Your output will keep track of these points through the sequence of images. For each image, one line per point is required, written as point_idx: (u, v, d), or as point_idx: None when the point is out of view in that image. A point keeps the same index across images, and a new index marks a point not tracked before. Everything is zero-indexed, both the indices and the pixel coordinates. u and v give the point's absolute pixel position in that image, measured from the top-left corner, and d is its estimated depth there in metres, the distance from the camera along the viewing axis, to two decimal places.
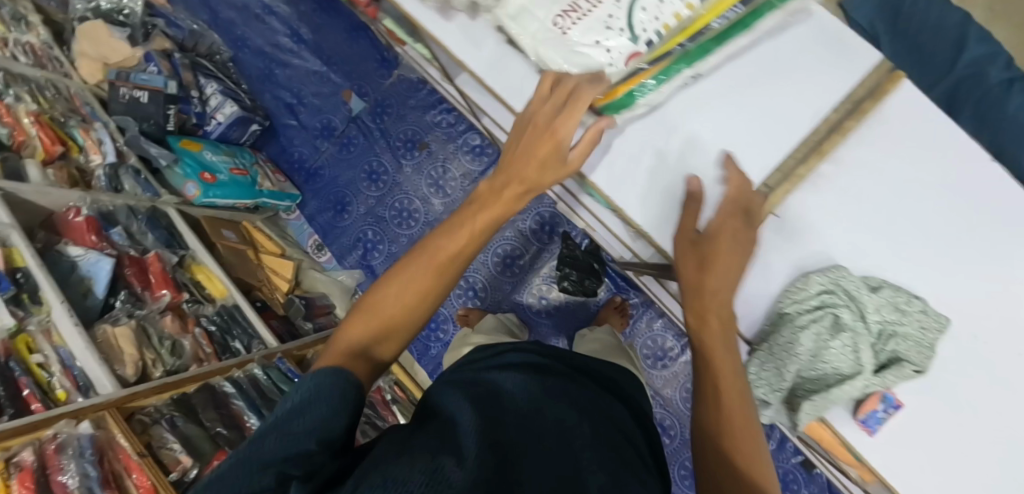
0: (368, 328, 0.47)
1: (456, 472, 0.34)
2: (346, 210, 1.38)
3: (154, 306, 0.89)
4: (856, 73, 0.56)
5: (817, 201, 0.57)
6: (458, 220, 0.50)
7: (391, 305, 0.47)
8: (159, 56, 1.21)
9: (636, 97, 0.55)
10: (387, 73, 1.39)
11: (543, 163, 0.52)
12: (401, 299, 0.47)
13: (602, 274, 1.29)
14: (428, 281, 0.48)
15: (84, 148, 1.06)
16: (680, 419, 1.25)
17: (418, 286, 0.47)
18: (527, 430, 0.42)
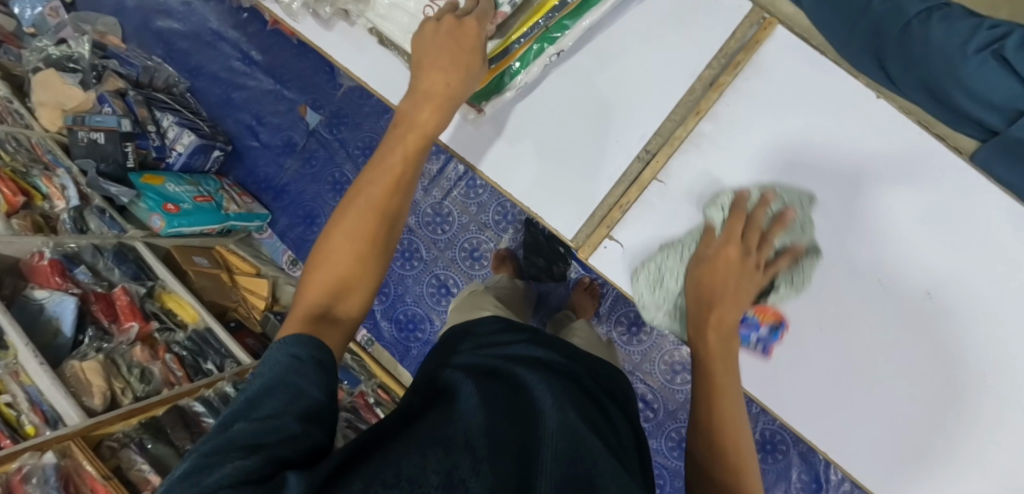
0: (324, 288, 0.48)
1: (468, 475, 0.37)
2: (315, 222, 1.41)
3: (121, 339, 0.93)
4: (728, 26, 0.62)
5: (700, 158, 0.65)
6: (380, 166, 0.53)
7: (342, 260, 0.49)
8: (113, 96, 1.26)
9: (507, 81, 0.65)
10: (338, 84, 1.39)
11: (443, 108, 0.56)
12: (346, 251, 0.49)
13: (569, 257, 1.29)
14: (368, 226, 0.50)
15: (47, 195, 1.11)
16: (661, 392, 1.28)
17: (364, 237, 0.50)
18: (545, 435, 0.46)
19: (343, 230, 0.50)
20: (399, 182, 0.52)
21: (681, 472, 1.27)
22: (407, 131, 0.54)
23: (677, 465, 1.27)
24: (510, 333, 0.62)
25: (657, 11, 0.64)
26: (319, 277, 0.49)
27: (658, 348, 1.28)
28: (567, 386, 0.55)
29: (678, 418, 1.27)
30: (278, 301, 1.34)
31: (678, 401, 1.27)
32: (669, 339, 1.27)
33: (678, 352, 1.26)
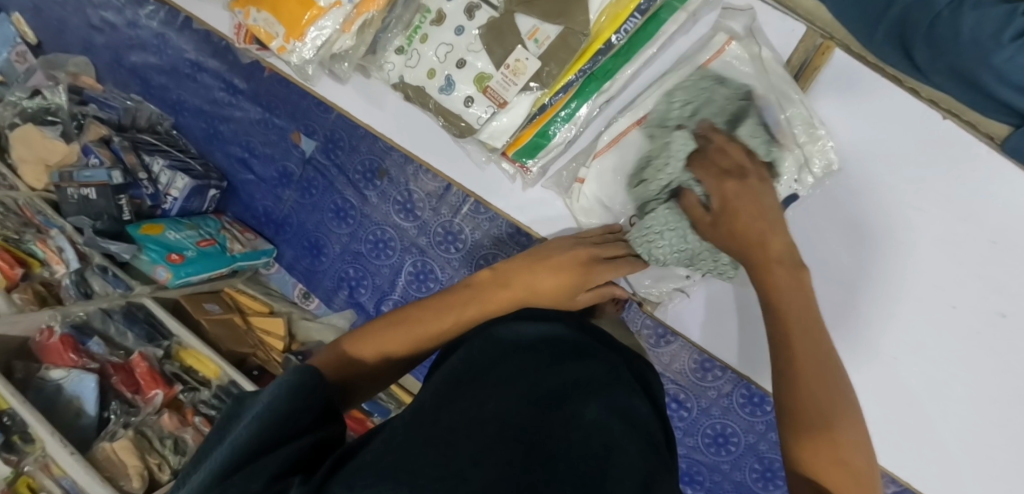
0: (352, 355, 0.62)
1: (475, 473, 0.41)
2: (322, 252, 1.37)
3: (148, 409, 0.90)
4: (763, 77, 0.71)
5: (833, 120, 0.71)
6: (455, 302, 0.68)
7: (377, 352, 0.63)
8: (98, 145, 1.19)
9: (546, 138, 0.80)
10: (329, 107, 1.30)
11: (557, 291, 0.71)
12: (379, 348, 0.63)
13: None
14: (406, 342, 0.64)
15: (45, 261, 1.06)
16: (692, 390, 1.27)
17: (408, 342, 0.64)
18: (552, 431, 0.49)
19: (394, 335, 0.63)
20: (457, 324, 0.66)
21: (719, 466, 1.28)
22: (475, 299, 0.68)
23: (715, 460, 1.28)
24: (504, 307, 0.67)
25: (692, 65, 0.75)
26: (366, 346, 0.62)
27: (687, 348, 1.24)
28: (571, 359, 0.58)
29: (712, 415, 1.26)
30: (297, 337, 1.33)
31: (710, 397, 1.25)
32: None
33: None
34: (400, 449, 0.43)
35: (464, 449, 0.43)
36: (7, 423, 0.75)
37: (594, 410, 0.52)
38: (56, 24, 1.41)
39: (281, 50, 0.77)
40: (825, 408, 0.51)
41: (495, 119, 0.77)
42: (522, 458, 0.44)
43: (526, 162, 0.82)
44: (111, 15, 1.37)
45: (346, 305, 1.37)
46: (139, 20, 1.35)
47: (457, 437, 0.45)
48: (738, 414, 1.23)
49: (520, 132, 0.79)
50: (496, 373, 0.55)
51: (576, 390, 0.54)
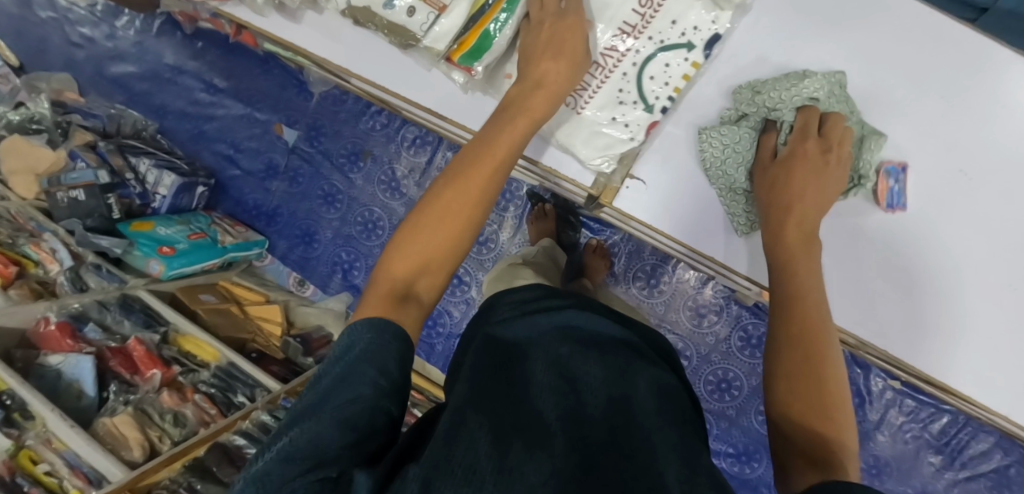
0: (404, 272, 0.50)
1: (531, 472, 0.39)
2: (314, 239, 1.38)
3: (147, 387, 0.91)
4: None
5: None
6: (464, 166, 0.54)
7: (424, 254, 0.51)
8: (84, 150, 1.21)
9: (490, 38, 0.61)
10: (308, 95, 1.35)
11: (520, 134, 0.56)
12: (429, 244, 0.51)
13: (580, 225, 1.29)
14: (453, 229, 0.52)
15: (39, 261, 1.08)
16: (691, 338, 1.27)
17: (450, 224, 0.52)
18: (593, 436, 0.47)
19: (427, 220, 0.51)
20: (492, 178, 0.53)
21: (725, 412, 1.27)
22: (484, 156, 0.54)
23: (720, 407, 1.27)
24: (533, 308, 0.67)
25: None
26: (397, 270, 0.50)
27: (681, 295, 1.26)
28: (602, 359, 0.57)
29: (713, 361, 1.26)
30: (295, 324, 1.33)
31: (709, 344, 1.26)
32: (688, 283, 1.26)
33: (701, 295, 1.25)
34: (470, 449, 0.39)
35: (519, 444, 0.42)
36: (7, 401, 0.77)
37: (631, 405, 0.51)
38: (37, 44, 1.45)
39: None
40: (818, 348, 0.51)
41: (438, 22, 0.62)
42: (575, 469, 0.41)
43: (474, 66, 0.62)
44: (89, 30, 1.43)
45: (342, 288, 1.37)
46: (117, 32, 1.42)
47: (522, 435, 0.44)
48: (737, 358, 1.25)
49: (467, 29, 0.61)
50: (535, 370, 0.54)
51: (613, 389, 0.53)
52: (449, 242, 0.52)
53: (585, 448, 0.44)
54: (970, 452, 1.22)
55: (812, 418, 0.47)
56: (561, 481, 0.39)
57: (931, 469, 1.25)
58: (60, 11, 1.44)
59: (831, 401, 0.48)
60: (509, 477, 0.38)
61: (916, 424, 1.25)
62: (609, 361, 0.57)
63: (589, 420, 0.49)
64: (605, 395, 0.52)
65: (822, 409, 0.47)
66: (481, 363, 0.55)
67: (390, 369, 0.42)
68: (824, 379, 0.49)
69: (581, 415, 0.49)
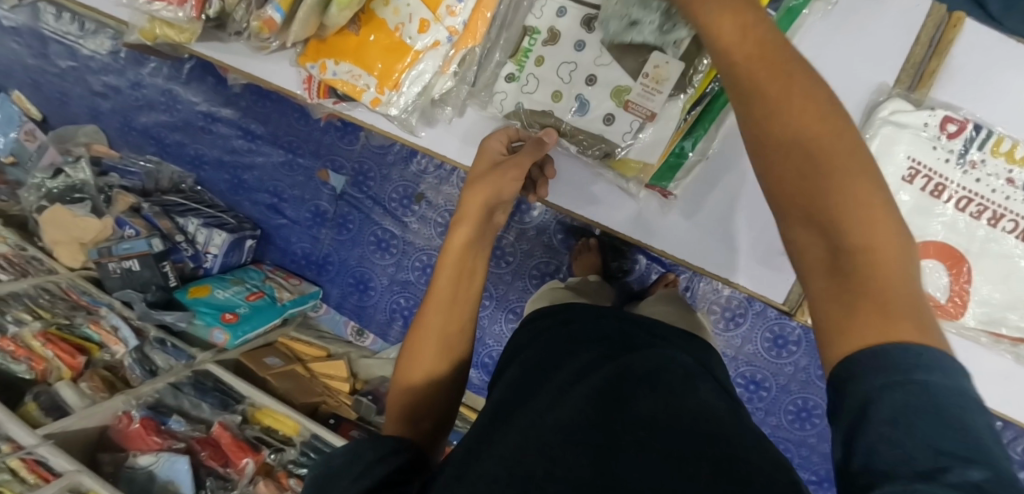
0: (403, 393, 0.56)
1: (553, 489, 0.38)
2: (369, 287, 1.33)
3: (242, 479, 0.88)
4: (975, 107, 0.64)
5: (968, 93, 0.63)
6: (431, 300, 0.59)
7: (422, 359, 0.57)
8: (130, 215, 1.15)
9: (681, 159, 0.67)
10: (353, 139, 1.28)
11: (465, 249, 0.59)
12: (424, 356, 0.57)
13: (630, 250, 1.24)
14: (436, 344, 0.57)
15: (102, 343, 1.03)
16: (769, 369, 1.25)
17: (456, 321, 0.57)
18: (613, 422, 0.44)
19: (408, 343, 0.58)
20: (467, 290, 0.59)
21: (807, 440, 1.27)
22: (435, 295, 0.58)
23: (801, 435, 1.27)
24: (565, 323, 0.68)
25: (839, 36, 0.63)
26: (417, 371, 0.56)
27: (759, 326, 1.23)
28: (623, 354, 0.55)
29: (792, 391, 1.25)
30: (359, 376, 1.27)
31: (788, 374, 1.24)
32: (769, 315, 1.22)
33: (779, 325, 1.23)
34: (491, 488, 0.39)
35: (539, 447, 0.42)
36: None
37: (667, 396, 0.46)
38: (58, 97, 1.38)
39: (375, 104, 0.65)
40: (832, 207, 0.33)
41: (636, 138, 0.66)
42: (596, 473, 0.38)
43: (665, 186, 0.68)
44: (112, 78, 1.34)
45: (403, 336, 1.32)
46: (144, 80, 1.33)
47: (543, 441, 0.42)
48: (818, 386, 1.23)
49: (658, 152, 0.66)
50: (555, 375, 0.54)
51: (630, 371, 0.51)
52: (450, 346, 0.57)
53: (610, 430, 0.43)
54: None
55: (861, 255, 0.32)
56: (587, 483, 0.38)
57: None
58: (81, 60, 1.34)
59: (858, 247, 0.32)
60: (523, 478, 0.40)
61: None
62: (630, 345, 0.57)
63: (619, 393, 0.47)
64: (626, 371, 0.49)
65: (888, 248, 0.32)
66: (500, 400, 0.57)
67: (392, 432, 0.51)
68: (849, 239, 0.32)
69: (606, 388, 0.47)
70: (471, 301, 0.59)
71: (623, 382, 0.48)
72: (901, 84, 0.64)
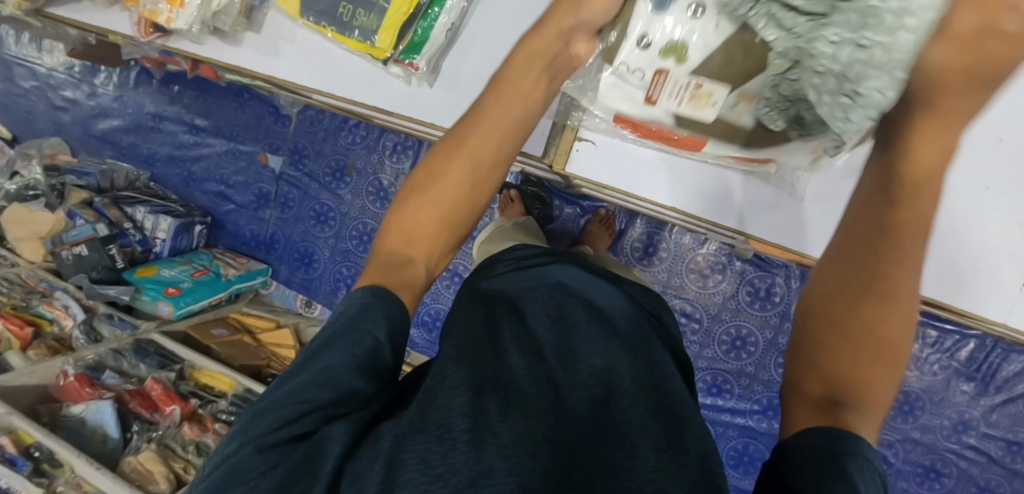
0: (422, 216, 0.50)
1: (503, 428, 0.40)
2: (313, 260, 1.40)
3: (168, 422, 0.95)
4: None
5: None
6: (455, 144, 0.51)
7: (445, 188, 0.50)
8: (81, 207, 1.25)
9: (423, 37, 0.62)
10: (286, 121, 1.36)
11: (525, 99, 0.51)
12: (446, 185, 0.50)
13: (550, 197, 1.30)
14: (471, 173, 0.51)
15: (53, 319, 1.13)
16: (699, 300, 1.27)
17: (469, 180, 0.51)
18: (587, 398, 0.45)
19: (441, 169, 0.51)
20: (498, 143, 0.51)
21: (745, 370, 1.27)
22: (485, 122, 0.51)
23: (738, 365, 1.27)
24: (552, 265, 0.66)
25: None
26: (411, 208, 0.50)
27: (682, 259, 1.26)
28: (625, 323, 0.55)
29: (724, 320, 1.26)
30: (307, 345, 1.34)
31: (718, 303, 1.26)
32: (687, 246, 1.25)
33: (704, 256, 1.25)
34: (450, 408, 0.40)
35: (496, 404, 0.42)
36: (36, 453, 0.82)
37: (641, 375, 0.48)
38: (24, 115, 1.51)
39: (166, 22, 0.68)
40: (904, 271, 0.38)
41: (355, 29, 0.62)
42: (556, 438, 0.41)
43: (416, 59, 0.62)
44: (71, 92, 1.47)
45: None
46: (97, 90, 1.45)
47: (510, 388, 0.44)
48: (748, 313, 1.24)
49: (403, 33, 0.61)
50: (544, 321, 0.53)
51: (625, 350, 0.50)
52: (467, 191, 0.51)
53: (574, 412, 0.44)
54: (1003, 375, 1.13)
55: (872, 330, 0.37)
56: (531, 442, 0.39)
57: (965, 397, 1.17)
58: (41, 78, 1.47)
59: (873, 337, 0.37)
60: (490, 415, 0.41)
61: (943, 354, 1.17)
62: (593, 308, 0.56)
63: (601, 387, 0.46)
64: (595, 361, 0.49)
65: (889, 356, 0.37)
66: (482, 298, 0.56)
67: (385, 293, 0.44)
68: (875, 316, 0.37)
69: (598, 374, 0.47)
70: (493, 174, 0.52)
71: (599, 367, 0.48)
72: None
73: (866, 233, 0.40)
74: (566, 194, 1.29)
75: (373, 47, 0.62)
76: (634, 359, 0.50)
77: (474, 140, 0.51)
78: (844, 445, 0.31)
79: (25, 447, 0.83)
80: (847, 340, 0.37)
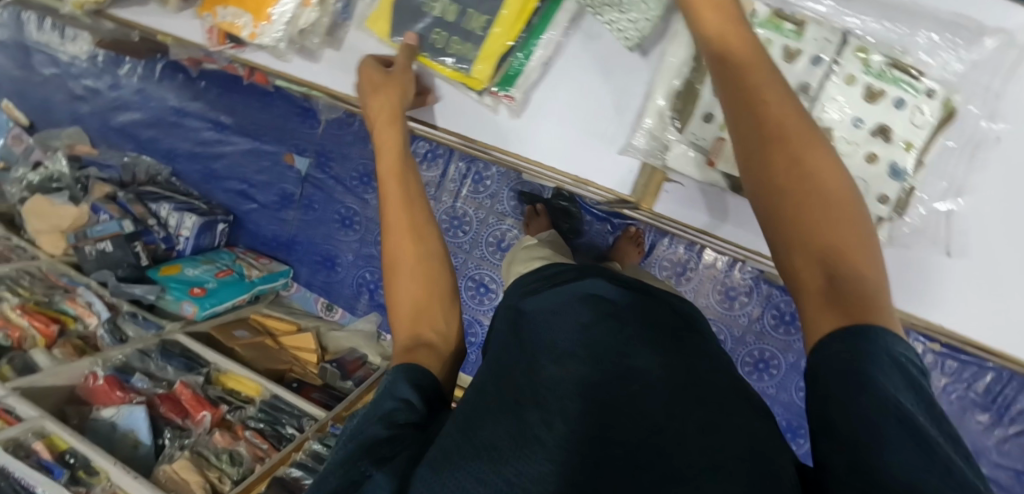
0: (408, 324, 0.54)
1: (544, 433, 0.39)
2: (336, 264, 1.39)
3: (199, 429, 0.94)
4: None
5: None
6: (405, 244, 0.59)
7: (412, 283, 0.56)
8: (105, 202, 1.22)
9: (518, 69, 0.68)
10: (314, 122, 1.35)
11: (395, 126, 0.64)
12: (414, 279, 0.56)
13: (579, 212, 1.28)
14: (419, 250, 0.58)
15: (78, 316, 1.10)
16: (723, 321, 1.28)
17: (420, 262, 0.57)
18: (607, 377, 0.44)
19: (406, 272, 0.57)
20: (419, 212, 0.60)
21: (766, 392, 1.28)
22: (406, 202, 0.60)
23: (760, 387, 1.28)
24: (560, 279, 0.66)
25: None
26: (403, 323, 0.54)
27: (708, 279, 1.27)
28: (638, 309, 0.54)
29: (747, 342, 1.27)
30: (328, 349, 1.33)
31: (742, 325, 1.27)
32: (714, 268, 1.26)
33: (730, 278, 1.26)
34: (483, 428, 0.40)
35: (533, 414, 0.41)
36: (71, 460, 0.80)
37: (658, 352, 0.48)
38: (41, 103, 1.48)
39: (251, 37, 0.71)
40: (803, 152, 0.42)
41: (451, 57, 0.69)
42: (589, 428, 0.40)
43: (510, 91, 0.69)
44: (92, 82, 1.44)
45: (370, 309, 1.38)
46: (120, 81, 1.42)
47: (528, 391, 0.43)
48: (772, 336, 1.26)
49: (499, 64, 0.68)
50: (550, 316, 0.52)
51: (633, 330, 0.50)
52: (428, 274, 0.57)
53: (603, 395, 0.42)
54: (1018, 408, 1.16)
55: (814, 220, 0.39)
56: (572, 446, 0.38)
57: (980, 427, 1.19)
58: (62, 66, 1.44)
59: (827, 223, 0.39)
60: (523, 424, 0.40)
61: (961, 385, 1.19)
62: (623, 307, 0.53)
63: (624, 367, 0.45)
64: (622, 352, 0.46)
65: (843, 233, 0.39)
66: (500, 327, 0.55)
67: (415, 371, 0.47)
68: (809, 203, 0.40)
69: (612, 353, 0.46)
70: (435, 235, 0.60)
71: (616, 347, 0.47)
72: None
73: (751, 145, 0.43)
74: (597, 210, 1.28)
75: (469, 75, 0.68)
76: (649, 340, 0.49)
77: (411, 208, 0.60)
78: (867, 350, 0.33)
79: (59, 453, 0.81)
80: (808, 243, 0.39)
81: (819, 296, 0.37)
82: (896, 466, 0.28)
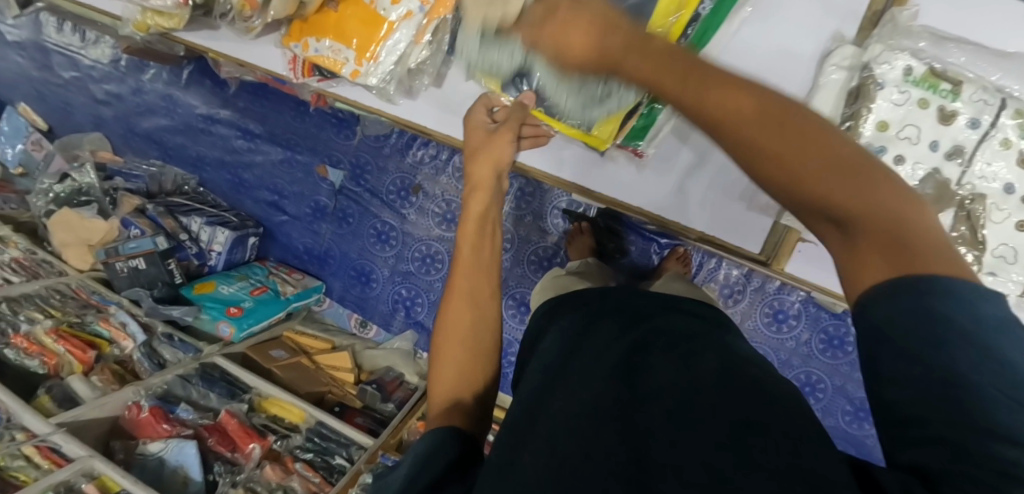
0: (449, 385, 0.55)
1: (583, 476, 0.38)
2: (371, 279, 1.35)
3: (250, 464, 0.91)
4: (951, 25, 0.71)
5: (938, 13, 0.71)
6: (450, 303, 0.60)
7: (456, 345, 0.57)
8: (135, 216, 1.17)
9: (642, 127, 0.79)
10: (349, 132, 1.28)
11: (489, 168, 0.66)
12: (457, 344, 0.57)
13: (625, 231, 1.25)
14: (468, 314, 0.58)
15: (112, 339, 1.06)
16: (769, 343, 1.25)
17: (467, 328, 0.58)
18: (618, 400, 0.42)
19: (444, 336, 0.58)
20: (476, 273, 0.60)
21: None
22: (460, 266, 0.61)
23: None
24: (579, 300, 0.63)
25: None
26: (441, 381, 0.56)
27: (756, 301, 1.24)
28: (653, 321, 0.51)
29: (794, 365, 1.25)
30: (364, 367, 1.30)
31: (789, 348, 1.25)
32: (765, 290, 1.23)
33: (782, 300, 1.22)
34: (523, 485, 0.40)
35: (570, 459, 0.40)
36: None
37: (670, 360, 0.44)
38: (63, 107, 1.42)
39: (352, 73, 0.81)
40: (763, 96, 0.35)
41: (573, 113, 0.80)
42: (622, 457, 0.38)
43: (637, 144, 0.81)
44: (114, 86, 1.38)
45: (406, 326, 1.34)
46: (144, 86, 1.36)
47: (555, 433, 0.43)
48: (819, 360, 1.23)
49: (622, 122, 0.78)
50: (571, 355, 0.51)
51: (646, 346, 0.47)
52: (472, 347, 0.57)
53: (624, 420, 0.41)
54: None
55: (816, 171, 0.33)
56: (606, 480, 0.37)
57: None
58: (83, 69, 1.38)
59: (838, 167, 0.33)
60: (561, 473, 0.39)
61: None
62: (645, 327, 0.49)
63: (636, 387, 0.43)
64: (631, 372, 0.45)
65: (847, 166, 0.32)
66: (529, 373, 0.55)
67: (440, 435, 0.48)
68: (810, 148, 0.34)
69: (626, 375, 0.45)
70: (492, 302, 0.60)
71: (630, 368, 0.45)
72: (863, 30, 0.74)
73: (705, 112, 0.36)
74: (643, 229, 1.24)
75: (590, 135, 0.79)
76: (663, 351, 0.46)
77: (466, 267, 0.61)
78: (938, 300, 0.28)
79: None
80: (814, 199, 0.33)
81: (838, 237, 0.33)
82: (943, 428, 0.26)
